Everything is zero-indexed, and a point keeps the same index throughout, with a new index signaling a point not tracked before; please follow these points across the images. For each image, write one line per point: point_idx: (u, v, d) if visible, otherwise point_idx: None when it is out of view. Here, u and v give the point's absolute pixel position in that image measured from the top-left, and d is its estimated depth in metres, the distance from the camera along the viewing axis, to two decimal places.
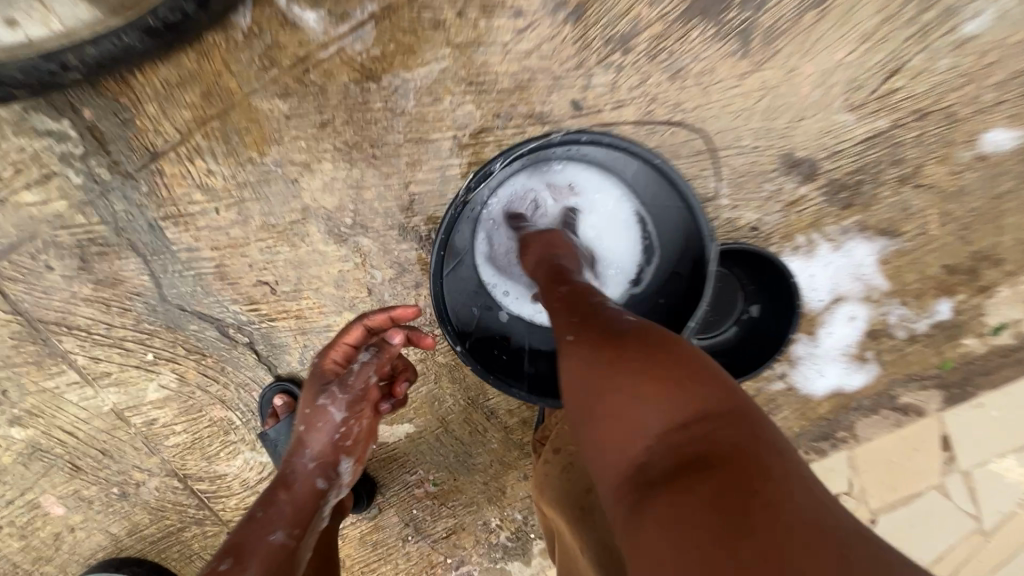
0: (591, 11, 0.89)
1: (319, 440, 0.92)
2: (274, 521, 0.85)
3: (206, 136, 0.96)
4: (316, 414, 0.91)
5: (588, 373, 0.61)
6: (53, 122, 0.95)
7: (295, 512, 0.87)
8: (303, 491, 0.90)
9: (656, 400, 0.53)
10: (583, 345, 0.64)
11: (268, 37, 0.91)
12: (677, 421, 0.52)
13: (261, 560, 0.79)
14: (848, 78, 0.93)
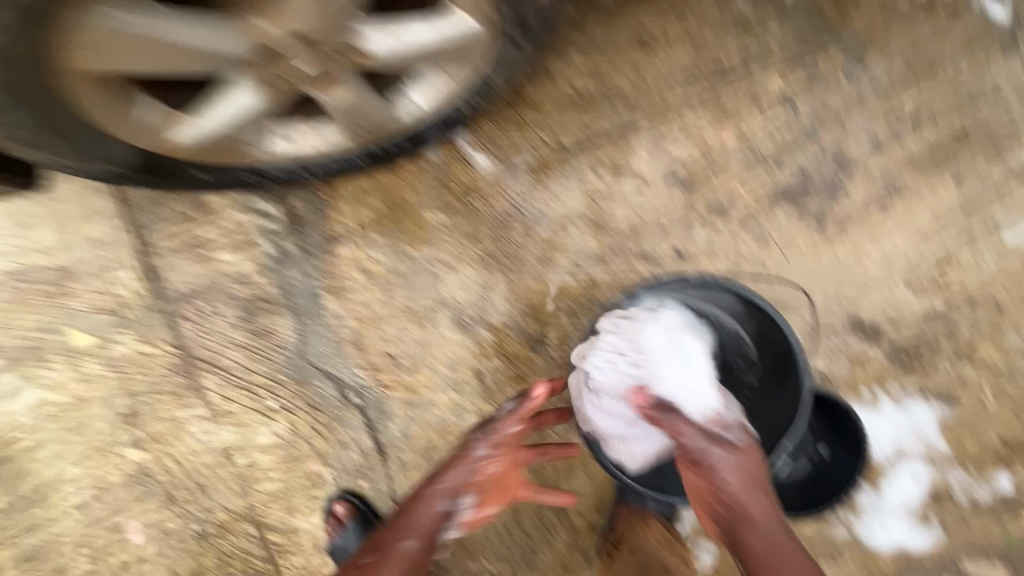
0: (699, 184, 1.14)
1: (456, 472, 1.10)
2: (406, 532, 1.06)
3: (378, 232, 1.21)
4: (463, 451, 1.11)
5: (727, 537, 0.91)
6: (267, 206, 1.22)
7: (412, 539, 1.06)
8: (420, 519, 1.06)
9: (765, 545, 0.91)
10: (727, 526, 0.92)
11: (447, 168, 1.19)
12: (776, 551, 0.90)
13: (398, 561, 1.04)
14: (907, 263, 1.13)
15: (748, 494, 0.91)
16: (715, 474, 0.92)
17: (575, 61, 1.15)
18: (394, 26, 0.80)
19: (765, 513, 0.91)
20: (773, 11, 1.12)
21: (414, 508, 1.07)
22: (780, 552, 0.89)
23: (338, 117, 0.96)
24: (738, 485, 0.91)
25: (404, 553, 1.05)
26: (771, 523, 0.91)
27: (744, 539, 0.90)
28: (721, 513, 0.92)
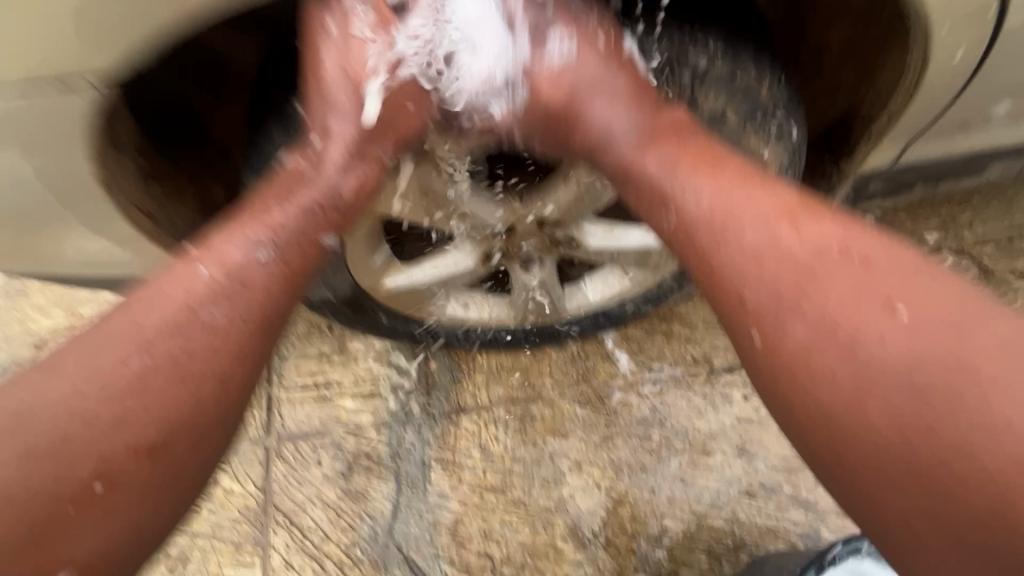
0: None
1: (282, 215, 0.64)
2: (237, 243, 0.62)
3: (508, 412, 1.15)
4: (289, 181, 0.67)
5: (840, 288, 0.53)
6: (404, 361, 1.23)
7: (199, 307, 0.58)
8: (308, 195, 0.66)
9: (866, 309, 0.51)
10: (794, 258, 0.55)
11: (588, 362, 1.17)
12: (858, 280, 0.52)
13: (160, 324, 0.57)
14: None
15: (817, 267, 0.54)
16: (738, 226, 0.58)
17: None
18: (614, 229, 0.88)
19: (836, 257, 0.54)
20: None
21: (207, 253, 0.61)
22: (929, 332, 0.49)
23: (520, 296, 1.01)
24: (748, 228, 0.58)
25: (196, 321, 0.58)
26: (846, 275, 0.53)
27: (789, 347, 0.54)
28: (727, 247, 0.58)
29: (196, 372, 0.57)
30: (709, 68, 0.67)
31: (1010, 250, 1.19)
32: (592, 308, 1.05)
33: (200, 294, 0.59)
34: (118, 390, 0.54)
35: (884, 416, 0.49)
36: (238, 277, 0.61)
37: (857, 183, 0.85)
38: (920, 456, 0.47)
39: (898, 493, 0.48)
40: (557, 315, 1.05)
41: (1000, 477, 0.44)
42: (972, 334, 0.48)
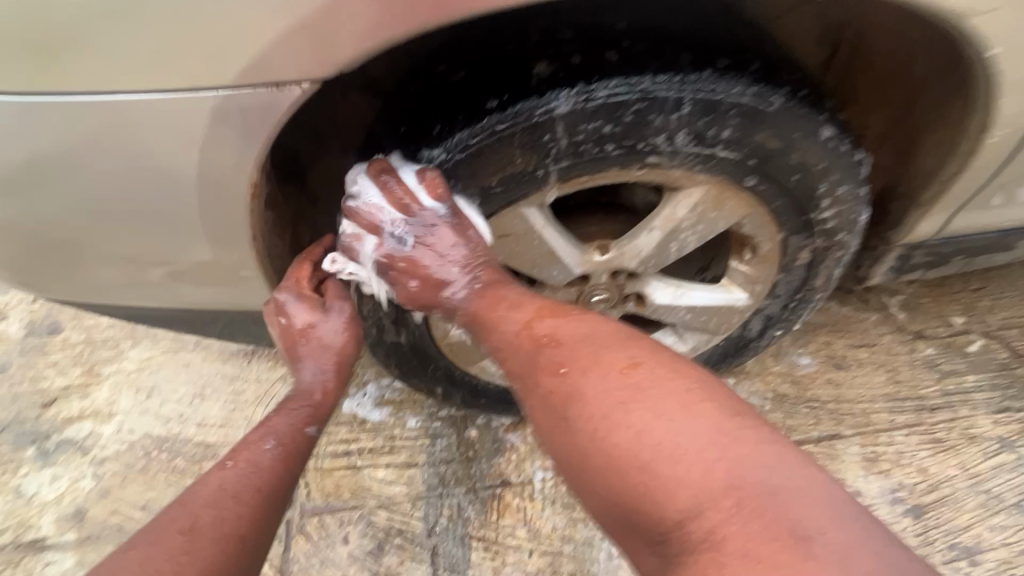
0: (929, 514, 1.02)
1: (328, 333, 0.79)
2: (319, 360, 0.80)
3: (554, 487, 1.09)
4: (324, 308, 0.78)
5: (680, 388, 0.56)
6: (443, 429, 1.18)
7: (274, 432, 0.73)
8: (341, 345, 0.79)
9: (710, 434, 0.52)
10: (632, 401, 0.56)
11: None
12: (682, 403, 0.55)
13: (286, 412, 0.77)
14: None
15: (606, 396, 0.58)
16: (631, 403, 0.56)
17: (771, 363, 1.21)
18: (675, 285, 0.90)
19: (617, 358, 0.60)
20: (964, 361, 1.20)
21: (287, 408, 0.77)
22: (680, 419, 0.53)
23: None
24: (644, 388, 0.57)
25: (257, 465, 0.69)
26: (708, 407, 0.54)
27: (572, 428, 0.58)
28: (585, 405, 0.58)
29: (254, 487, 0.66)
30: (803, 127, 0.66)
31: None
32: None
33: (281, 438, 0.73)
34: (181, 531, 0.58)
35: (610, 457, 0.55)
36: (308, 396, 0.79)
37: (901, 256, 0.90)
38: (672, 495, 0.50)
39: (614, 493, 0.54)
40: None
41: (702, 518, 0.48)
42: (759, 455, 0.50)
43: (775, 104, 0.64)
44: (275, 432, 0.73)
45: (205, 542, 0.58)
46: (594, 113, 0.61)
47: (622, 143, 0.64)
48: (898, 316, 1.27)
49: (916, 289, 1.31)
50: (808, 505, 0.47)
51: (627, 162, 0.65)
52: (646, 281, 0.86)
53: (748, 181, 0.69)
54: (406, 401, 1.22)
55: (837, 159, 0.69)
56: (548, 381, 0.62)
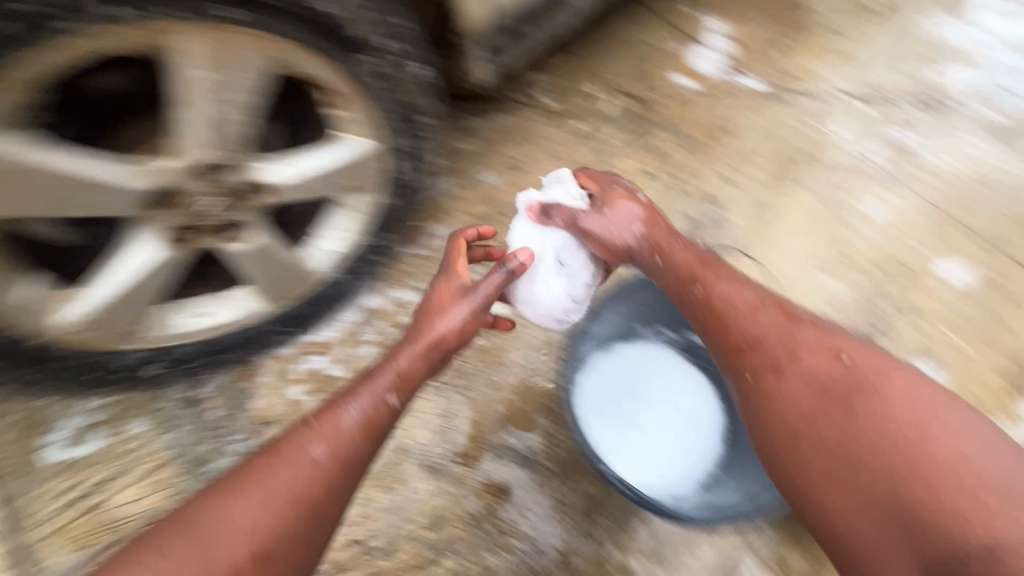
0: None
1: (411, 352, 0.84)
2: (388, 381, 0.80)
3: (317, 402, 1.09)
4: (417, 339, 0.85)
5: (797, 369, 0.77)
6: (175, 413, 1.06)
7: (331, 429, 0.73)
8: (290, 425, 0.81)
9: (829, 420, 0.72)
10: (786, 371, 0.77)
11: (374, 314, 1.16)
12: (834, 399, 0.73)
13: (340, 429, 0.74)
14: (811, 255, 1.25)
15: (790, 331, 0.80)
16: (795, 358, 0.78)
17: (466, 196, 1.30)
18: (294, 156, 0.84)
19: (736, 339, 0.83)
20: (601, 120, 1.40)
21: (369, 381, 0.79)
22: (783, 367, 0.77)
23: (253, 275, 0.93)
24: (747, 314, 0.83)
25: (309, 467, 0.70)
26: (820, 345, 0.78)
27: (829, 496, 0.70)
28: (782, 398, 0.76)
29: (308, 491, 0.68)
30: None
31: (644, 76, 1.45)
32: (341, 258, 1.02)
33: (360, 418, 0.75)
34: (255, 504, 0.66)
35: (837, 442, 0.70)
36: (436, 345, 0.84)
37: (478, 44, 0.99)
38: (898, 476, 0.66)
39: (856, 499, 0.68)
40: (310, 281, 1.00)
41: (920, 495, 0.64)
42: (807, 354, 0.77)
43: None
44: (377, 394, 0.78)
45: (289, 501, 0.67)
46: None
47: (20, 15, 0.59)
48: (547, 104, 1.41)
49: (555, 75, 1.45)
50: (966, 437, 0.67)
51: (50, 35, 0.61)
52: (245, 162, 0.79)
53: (215, 11, 0.65)
54: (119, 412, 1.05)
55: None
56: (754, 375, 0.79)
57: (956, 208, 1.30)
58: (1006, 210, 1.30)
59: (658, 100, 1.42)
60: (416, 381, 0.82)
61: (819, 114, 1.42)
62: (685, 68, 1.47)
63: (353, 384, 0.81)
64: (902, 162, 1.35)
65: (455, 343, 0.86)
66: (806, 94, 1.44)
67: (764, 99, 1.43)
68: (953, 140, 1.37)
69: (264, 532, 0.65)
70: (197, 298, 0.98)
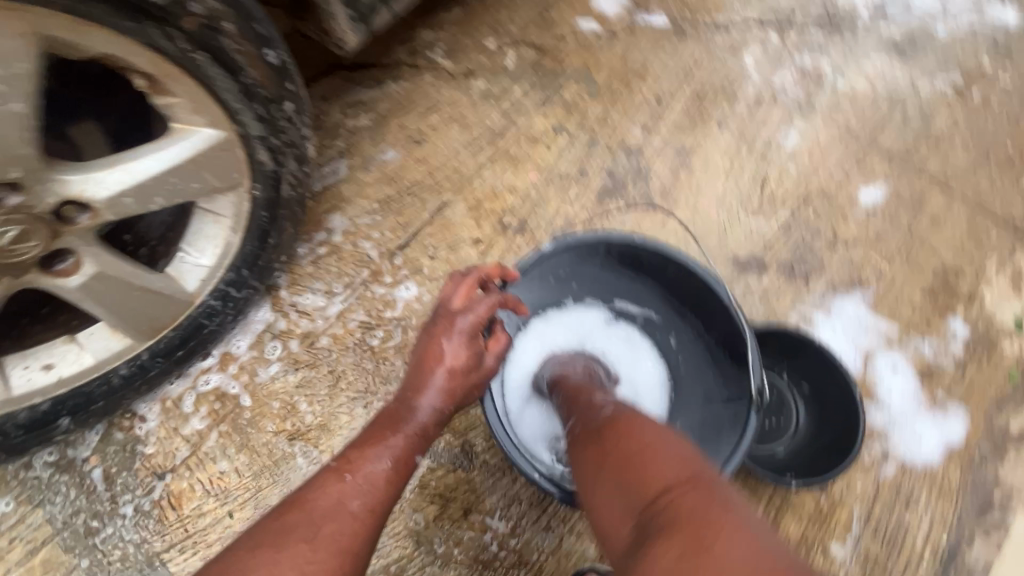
0: (531, 221, 1.13)
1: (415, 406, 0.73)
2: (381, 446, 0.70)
3: (221, 439, 0.95)
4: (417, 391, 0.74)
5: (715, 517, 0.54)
6: (49, 479, 0.90)
7: (341, 475, 0.66)
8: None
9: None
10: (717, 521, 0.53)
11: (275, 328, 1.01)
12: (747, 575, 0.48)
13: (366, 485, 0.66)
14: (738, 196, 1.19)
15: (716, 478, 0.60)
16: (721, 501, 0.56)
17: (363, 177, 1.14)
18: (115, 163, 0.68)
19: (667, 471, 0.60)
20: (507, 77, 1.27)
21: (391, 436, 0.71)
22: (725, 521, 0.53)
23: (103, 312, 0.77)
24: (658, 451, 0.63)
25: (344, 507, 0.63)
26: (742, 505, 0.56)
27: None
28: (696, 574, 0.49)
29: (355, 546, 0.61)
30: None
31: (547, 24, 1.33)
32: (215, 274, 0.87)
33: (395, 460, 0.69)
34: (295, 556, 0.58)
35: None
36: (421, 429, 0.73)
37: None
38: None
39: None
40: (180, 307, 0.85)
41: None
42: (659, 456, 0.63)
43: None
44: (391, 452, 0.69)
45: (327, 554, 0.59)
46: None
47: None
48: (446, 64, 1.26)
49: (449, 31, 1.30)
50: None
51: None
52: (48, 177, 0.63)
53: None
54: None
55: None
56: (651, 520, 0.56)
57: (871, 131, 1.28)
58: (919, 127, 1.29)
59: (564, 48, 1.31)
60: (411, 468, 0.71)
61: (731, 47, 1.35)
62: (590, 12, 1.36)
63: (359, 437, 0.72)
64: (816, 89, 1.31)
65: (482, 382, 0.78)
66: (716, 27, 1.36)
67: (674, 39, 1.34)
68: (862, 62, 1.34)
69: None
70: (38, 351, 0.80)
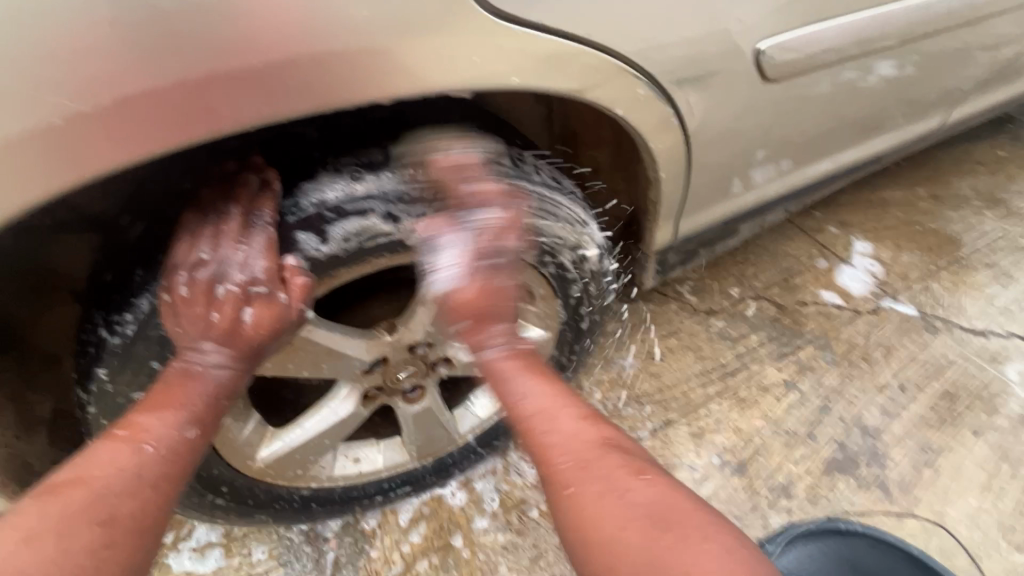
0: (751, 467, 1.17)
1: (224, 338, 0.58)
2: (179, 407, 0.56)
3: (428, 570, 1.05)
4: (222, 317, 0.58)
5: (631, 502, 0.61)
6: (297, 545, 1.08)
7: (136, 445, 0.53)
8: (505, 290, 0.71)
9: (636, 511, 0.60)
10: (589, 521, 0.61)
11: (499, 484, 1.15)
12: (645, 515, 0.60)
13: (162, 450, 0.54)
14: (996, 520, 1.10)
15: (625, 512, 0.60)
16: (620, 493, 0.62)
17: (600, 374, 1.31)
18: None
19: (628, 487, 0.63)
20: (746, 324, 1.40)
21: (179, 396, 0.56)
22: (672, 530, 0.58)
23: (412, 435, 0.99)
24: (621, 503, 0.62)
25: (169, 455, 0.54)
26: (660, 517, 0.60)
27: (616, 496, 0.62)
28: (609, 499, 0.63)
29: (103, 513, 0.48)
30: (501, 189, 0.67)
31: (790, 287, 1.48)
32: (485, 425, 1.06)
33: (186, 425, 0.55)
34: (79, 533, 0.46)
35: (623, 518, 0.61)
36: (218, 391, 0.59)
37: (658, 261, 1.05)
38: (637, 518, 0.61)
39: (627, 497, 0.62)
40: (453, 444, 1.04)
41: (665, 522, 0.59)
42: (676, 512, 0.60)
43: (493, 180, 0.66)
44: (188, 417, 0.56)
45: (132, 534, 0.49)
46: (304, 223, 0.57)
47: (346, 242, 0.59)
48: (692, 299, 1.45)
49: (699, 273, 1.50)
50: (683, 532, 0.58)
51: (349, 256, 0.60)
52: (447, 344, 0.87)
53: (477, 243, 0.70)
54: (250, 532, 1.10)
55: (547, 195, 0.73)
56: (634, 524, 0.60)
57: None
58: None
59: (805, 312, 1.42)
60: (192, 441, 0.56)
61: (988, 355, 1.34)
62: (834, 287, 1.48)
63: (154, 392, 0.57)
64: None
65: (279, 337, 0.60)
66: (972, 332, 1.38)
67: (923, 332, 1.38)
68: None
69: (107, 560, 0.47)
70: (350, 444, 1.01)
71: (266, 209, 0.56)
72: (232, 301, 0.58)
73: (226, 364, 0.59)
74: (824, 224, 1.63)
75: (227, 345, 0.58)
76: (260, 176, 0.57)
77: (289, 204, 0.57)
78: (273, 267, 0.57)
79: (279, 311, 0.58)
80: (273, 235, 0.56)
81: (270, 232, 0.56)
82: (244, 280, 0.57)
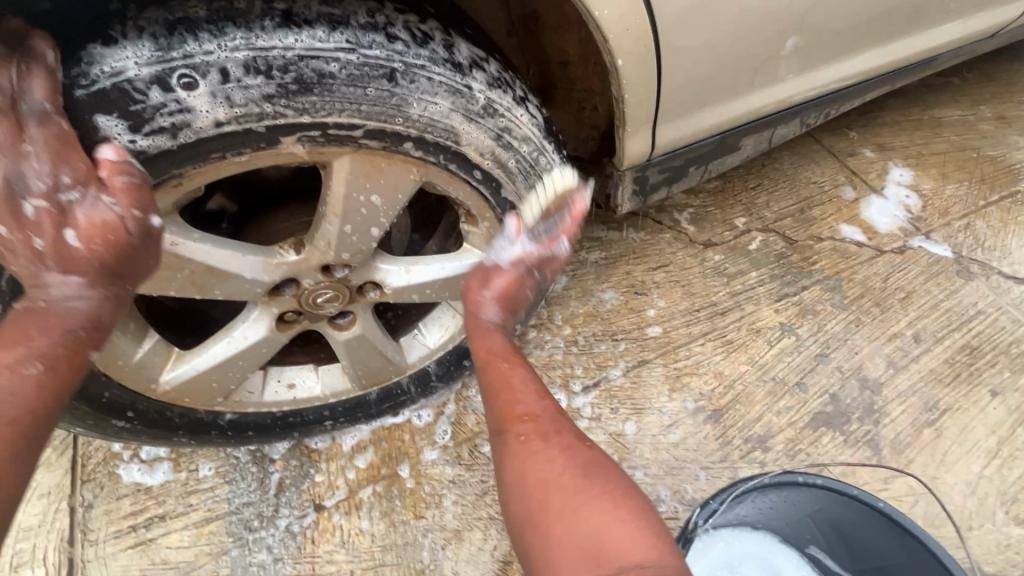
0: (727, 415, 1.06)
1: (56, 254, 0.52)
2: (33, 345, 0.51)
3: (371, 498, 1.02)
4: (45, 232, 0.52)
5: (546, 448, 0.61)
6: (244, 464, 1.06)
7: None
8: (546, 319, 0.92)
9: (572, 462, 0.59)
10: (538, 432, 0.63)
11: (451, 417, 1.08)
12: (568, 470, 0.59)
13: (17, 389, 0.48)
14: (997, 489, 0.99)
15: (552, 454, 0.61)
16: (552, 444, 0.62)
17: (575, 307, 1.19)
18: (411, 263, 0.80)
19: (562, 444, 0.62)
20: (747, 260, 1.24)
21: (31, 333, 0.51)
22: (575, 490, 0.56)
23: (348, 363, 0.91)
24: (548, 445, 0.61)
25: (23, 394, 0.49)
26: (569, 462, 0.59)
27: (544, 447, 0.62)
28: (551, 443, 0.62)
29: None
30: (379, 66, 0.56)
31: (805, 220, 1.29)
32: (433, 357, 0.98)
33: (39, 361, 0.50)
34: None
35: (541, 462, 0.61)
36: (82, 321, 0.54)
37: (636, 179, 0.88)
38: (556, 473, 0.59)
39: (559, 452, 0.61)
40: (397, 374, 0.96)
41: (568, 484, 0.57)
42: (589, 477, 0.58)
43: (369, 52, 0.55)
44: (40, 353, 0.51)
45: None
46: (98, 101, 0.49)
47: (167, 131, 0.51)
48: (689, 229, 1.28)
49: (702, 199, 1.32)
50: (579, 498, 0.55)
51: (179, 145, 0.52)
52: (371, 267, 0.76)
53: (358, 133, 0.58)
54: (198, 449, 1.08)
55: (451, 75, 0.60)
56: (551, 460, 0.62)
57: None
58: None
59: (817, 248, 1.25)
60: (59, 376, 0.51)
61: None
62: (858, 221, 1.28)
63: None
64: None
65: (132, 246, 0.54)
66: (1014, 280, 1.19)
67: (954, 277, 1.19)
68: None
69: None
70: (285, 369, 0.94)
71: (39, 92, 0.48)
72: (51, 216, 0.52)
73: (81, 288, 0.54)
74: (858, 147, 1.39)
75: (68, 256, 0.53)
76: (22, 45, 0.48)
77: (89, 75, 0.49)
78: (83, 168, 0.50)
79: (114, 217, 0.52)
80: (61, 128, 0.49)
81: (57, 126, 0.49)
82: (49, 188, 0.50)
